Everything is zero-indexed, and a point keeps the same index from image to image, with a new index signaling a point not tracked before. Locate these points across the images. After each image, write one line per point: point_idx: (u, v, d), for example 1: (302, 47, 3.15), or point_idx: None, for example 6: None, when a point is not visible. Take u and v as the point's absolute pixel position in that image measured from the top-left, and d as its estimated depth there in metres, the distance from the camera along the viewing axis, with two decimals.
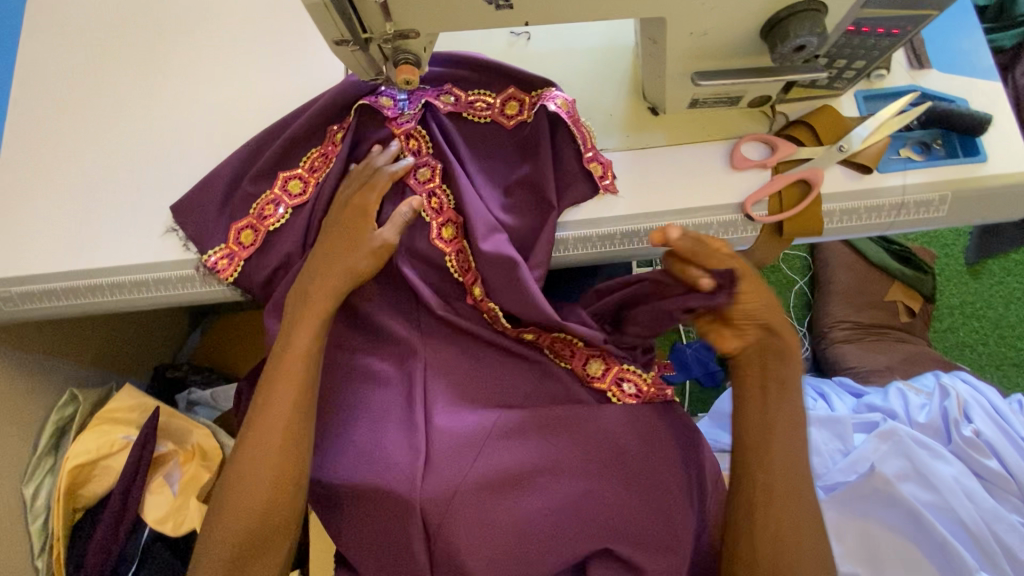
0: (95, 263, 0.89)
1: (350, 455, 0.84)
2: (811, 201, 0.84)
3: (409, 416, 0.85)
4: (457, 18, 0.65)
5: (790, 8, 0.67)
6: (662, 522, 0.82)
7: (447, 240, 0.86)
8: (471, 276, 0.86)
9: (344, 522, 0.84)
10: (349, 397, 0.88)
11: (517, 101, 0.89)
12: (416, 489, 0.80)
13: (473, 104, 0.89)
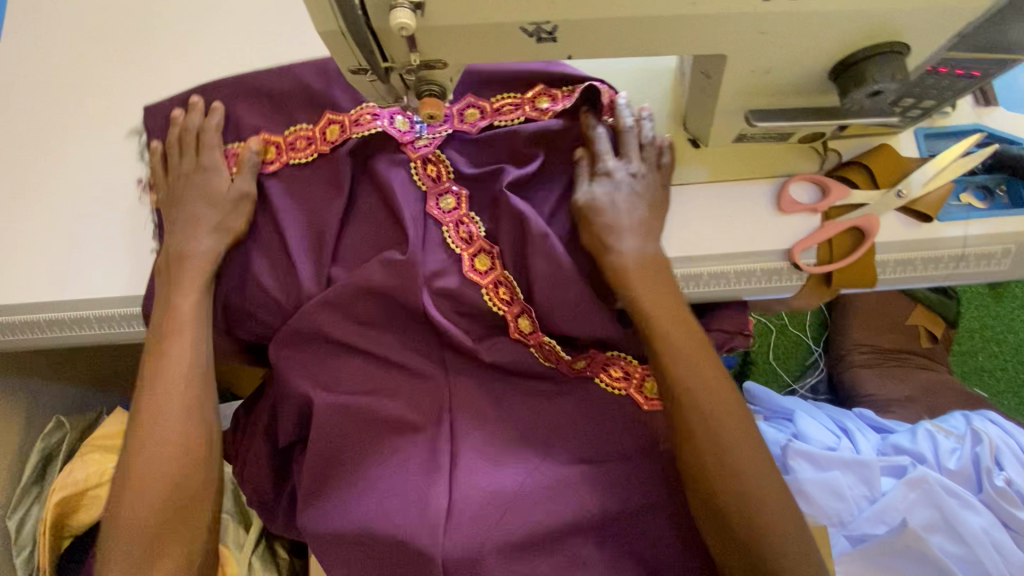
0: (83, 294, 0.82)
1: (357, 500, 0.77)
2: (864, 251, 0.77)
3: (429, 463, 0.78)
4: (491, 50, 0.57)
5: (868, 49, 0.59)
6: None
7: (482, 272, 0.78)
8: (517, 308, 0.79)
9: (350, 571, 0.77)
10: (346, 437, 0.79)
11: (548, 99, 0.79)
12: (437, 546, 0.73)
13: (500, 116, 0.80)
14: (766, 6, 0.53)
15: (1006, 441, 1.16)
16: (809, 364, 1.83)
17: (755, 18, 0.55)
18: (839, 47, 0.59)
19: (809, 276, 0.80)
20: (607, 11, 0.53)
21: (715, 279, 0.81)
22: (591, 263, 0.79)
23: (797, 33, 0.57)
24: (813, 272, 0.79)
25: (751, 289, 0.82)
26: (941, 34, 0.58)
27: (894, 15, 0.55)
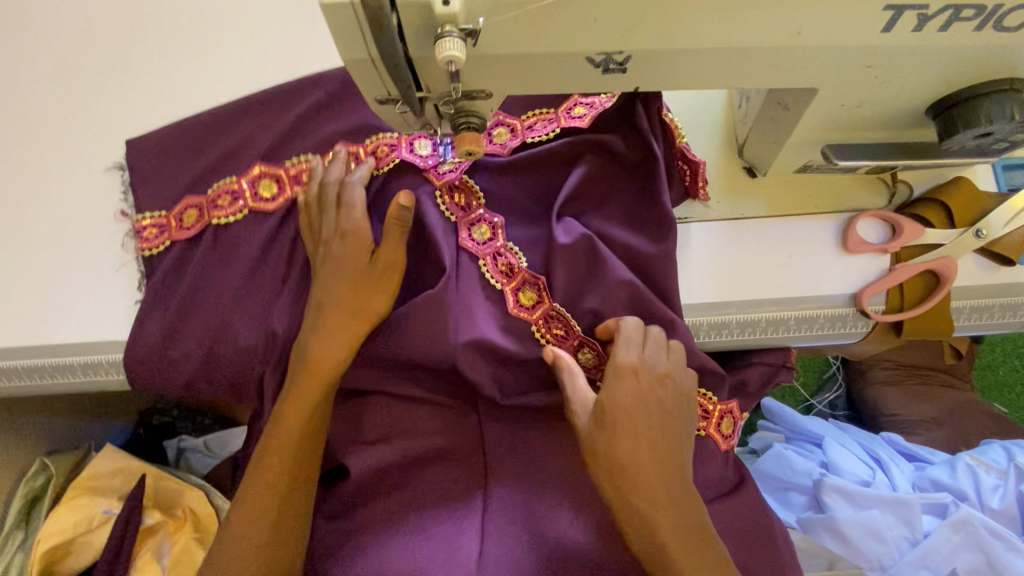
0: (66, 338, 0.73)
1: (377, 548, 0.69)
2: (941, 297, 0.70)
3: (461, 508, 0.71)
4: (547, 81, 0.48)
5: (979, 86, 0.51)
6: None
7: (528, 307, 0.70)
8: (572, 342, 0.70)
9: None
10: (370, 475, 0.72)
11: (584, 106, 0.71)
12: None
13: (531, 132, 0.71)
14: (880, 38, 0.44)
15: None
16: (827, 378, 1.77)
17: (864, 51, 0.46)
18: (949, 82, 0.51)
19: (878, 323, 0.72)
20: (694, 42, 0.44)
21: (774, 325, 0.73)
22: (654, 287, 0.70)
23: (907, 67, 0.49)
24: (882, 320, 0.71)
25: (812, 335, 0.74)
26: None
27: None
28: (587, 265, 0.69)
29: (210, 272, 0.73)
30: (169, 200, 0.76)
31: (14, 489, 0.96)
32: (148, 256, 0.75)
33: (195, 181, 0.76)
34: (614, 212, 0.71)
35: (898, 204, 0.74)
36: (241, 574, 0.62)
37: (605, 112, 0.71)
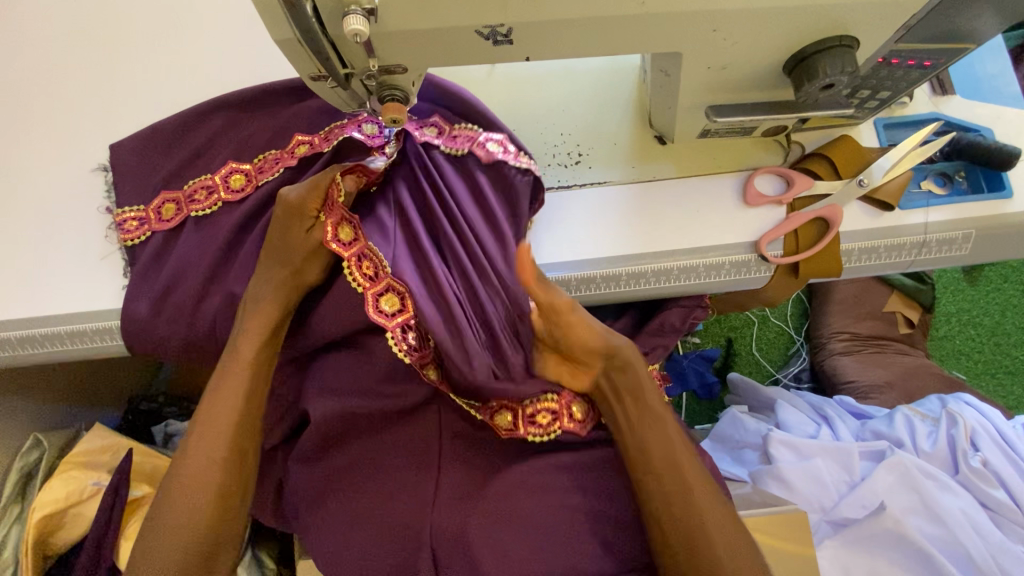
0: (53, 310, 0.81)
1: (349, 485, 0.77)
2: (830, 240, 0.79)
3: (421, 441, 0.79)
4: (449, 53, 0.58)
5: (818, 44, 0.61)
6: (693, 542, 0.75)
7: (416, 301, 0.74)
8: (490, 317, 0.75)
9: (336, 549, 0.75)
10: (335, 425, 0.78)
11: (499, 145, 0.80)
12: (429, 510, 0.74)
13: (454, 142, 0.80)
14: (716, 4, 0.54)
15: (981, 423, 1.18)
16: (792, 354, 1.84)
17: (707, 15, 0.55)
18: (791, 43, 0.61)
19: (778, 267, 0.81)
20: (562, 14, 0.54)
21: (686, 273, 0.82)
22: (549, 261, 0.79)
23: (750, 29, 0.58)
24: (780, 263, 0.80)
25: (722, 281, 0.83)
26: (888, 28, 0.60)
27: (842, 9, 0.57)
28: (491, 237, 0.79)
29: (182, 256, 0.81)
30: (144, 186, 0.84)
31: (10, 465, 1.03)
32: (130, 246, 0.82)
33: (170, 178, 0.84)
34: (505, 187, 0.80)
35: (792, 162, 0.83)
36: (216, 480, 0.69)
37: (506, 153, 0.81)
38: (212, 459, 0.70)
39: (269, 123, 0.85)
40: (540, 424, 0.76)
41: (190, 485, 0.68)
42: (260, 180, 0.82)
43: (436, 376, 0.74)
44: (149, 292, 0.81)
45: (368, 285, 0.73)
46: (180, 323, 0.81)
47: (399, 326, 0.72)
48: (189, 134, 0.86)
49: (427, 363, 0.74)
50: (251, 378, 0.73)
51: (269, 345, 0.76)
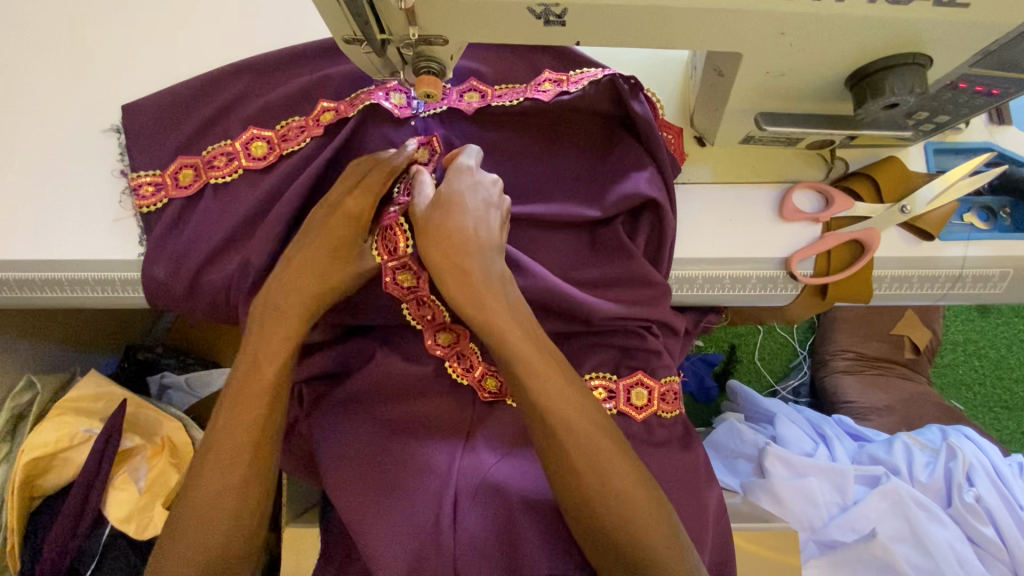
0: (52, 255, 0.77)
1: (370, 438, 0.79)
2: (863, 265, 0.76)
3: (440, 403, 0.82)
4: (493, 31, 0.54)
5: (885, 60, 0.57)
6: (691, 506, 0.77)
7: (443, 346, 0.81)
8: (564, 218, 0.77)
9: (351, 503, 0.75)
10: (363, 383, 0.83)
11: (552, 82, 0.77)
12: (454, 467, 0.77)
13: (499, 99, 0.78)
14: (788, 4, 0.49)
15: (981, 459, 1.17)
16: (793, 366, 1.84)
17: (776, 15, 0.51)
18: (858, 57, 0.57)
19: (805, 287, 0.79)
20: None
21: (709, 283, 0.79)
22: (593, 166, 0.78)
23: (819, 35, 0.54)
24: (809, 283, 0.78)
25: (748, 296, 0.80)
26: (966, 49, 0.56)
27: (922, 26, 0.52)
28: (541, 147, 0.79)
29: (201, 229, 0.78)
30: (158, 145, 0.80)
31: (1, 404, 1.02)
32: (146, 213, 0.78)
33: (188, 141, 0.80)
34: (533, 121, 0.79)
35: (834, 179, 0.80)
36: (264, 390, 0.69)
37: (560, 108, 0.78)
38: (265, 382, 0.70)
39: (294, 83, 0.81)
40: (632, 403, 0.79)
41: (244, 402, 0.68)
42: (284, 149, 0.79)
43: (495, 385, 0.81)
44: (166, 257, 0.77)
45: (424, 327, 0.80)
46: (193, 295, 0.78)
47: (453, 354, 0.81)
48: (211, 93, 0.82)
49: (483, 376, 0.81)
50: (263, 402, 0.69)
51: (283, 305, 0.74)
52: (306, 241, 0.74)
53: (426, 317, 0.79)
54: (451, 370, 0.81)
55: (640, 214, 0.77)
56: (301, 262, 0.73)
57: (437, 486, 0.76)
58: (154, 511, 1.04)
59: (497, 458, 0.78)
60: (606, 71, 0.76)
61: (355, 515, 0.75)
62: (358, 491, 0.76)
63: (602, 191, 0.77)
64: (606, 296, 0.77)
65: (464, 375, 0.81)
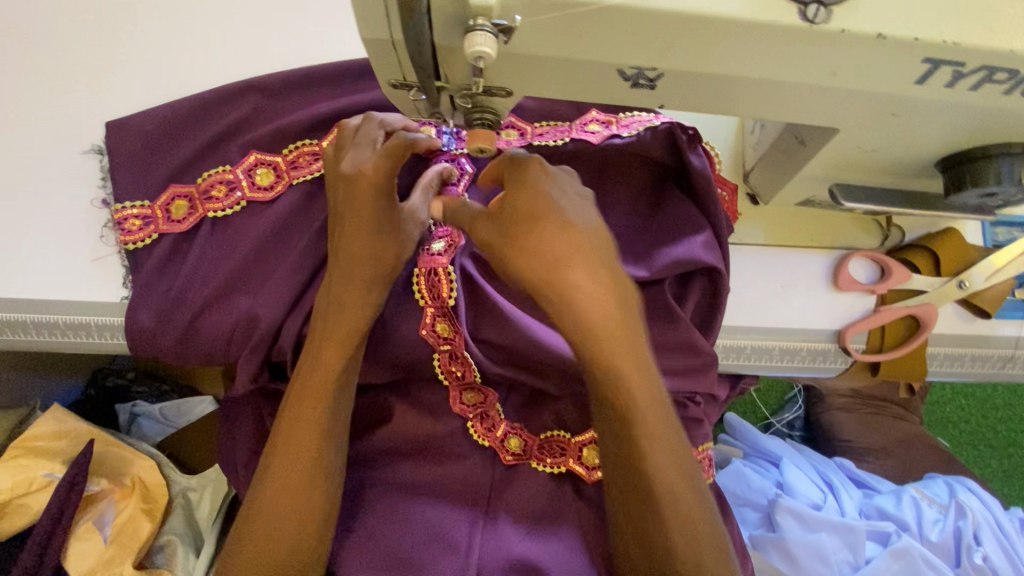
0: (15, 294, 0.66)
1: (382, 509, 0.70)
2: (919, 343, 0.72)
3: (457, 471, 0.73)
4: (570, 89, 0.47)
5: (987, 148, 0.52)
6: None
7: (468, 405, 0.73)
8: None
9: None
10: (371, 444, 0.75)
11: (599, 123, 0.70)
12: (476, 541, 0.68)
13: (540, 139, 0.70)
14: (914, 88, 0.44)
15: (988, 518, 1.16)
16: (788, 400, 1.79)
17: (894, 97, 0.45)
18: (961, 141, 0.52)
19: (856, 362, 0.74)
20: (727, 69, 0.43)
21: (758, 354, 0.74)
22: (642, 219, 0.71)
23: (931, 120, 0.48)
24: (862, 359, 0.73)
25: (795, 366, 0.75)
26: None
27: None
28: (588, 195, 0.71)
29: (196, 270, 0.68)
30: (148, 170, 0.70)
31: None
32: (132, 249, 0.68)
33: (182, 168, 0.70)
34: (580, 166, 0.71)
35: (888, 248, 0.76)
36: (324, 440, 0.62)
37: (609, 153, 0.70)
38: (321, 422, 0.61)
39: (310, 109, 0.71)
40: None
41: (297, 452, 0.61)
42: (293, 179, 0.70)
43: (518, 445, 0.74)
44: (155, 302, 0.67)
45: (453, 384, 0.72)
46: (184, 346, 0.68)
47: (478, 413, 0.73)
48: (212, 114, 0.72)
49: (506, 436, 0.73)
50: (333, 400, 0.62)
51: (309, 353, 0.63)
52: (342, 197, 0.62)
53: (457, 372, 0.71)
54: (472, 431, 0.73)
55: (691, 278, 0.69)
56: (344, 223, 0.62)
57: (457, 564, 0.67)
58: (124, 566, 0.93)
59: (523, 536, 0.70)
60: (661, 117, 0.70)
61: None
62: (370, 566, 0.67)
63: (653, 247, 0.69)
64: (652, 361, 0.69)
65: (485, 437, 0.73)
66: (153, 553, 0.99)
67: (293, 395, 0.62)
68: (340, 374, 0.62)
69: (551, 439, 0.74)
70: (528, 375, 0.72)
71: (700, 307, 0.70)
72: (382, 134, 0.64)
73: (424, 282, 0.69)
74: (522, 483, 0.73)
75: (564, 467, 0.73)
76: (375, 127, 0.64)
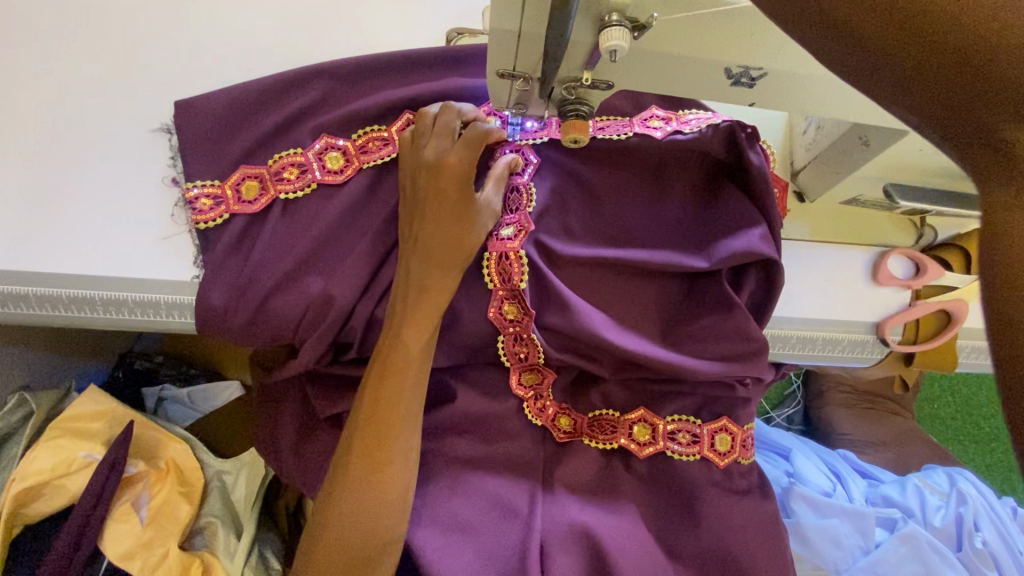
0: (84, 270, 0.66)
1: (446, 485, 0.75)
2: (952, 335, 0.77)
3: (517, 451, 0.76)
4: (671, 85, 0.50)
5: None
6: (778, 562, 0.74)
7: (526, 385, 0.76)
8: (669, 264, 0.71)
9: (434, 544, 0.70)
10: (433, 423, 0.77)
11: (660, 120, 0.74)
12: (537, 513, 0.73)
13: (603, 132, 0.73)
14: None
15: (986, 504, 1.23)
16: (787, 395, 1.84)
17: None
18: None
19: (891, 352, 0.79)
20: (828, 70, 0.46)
21: (801, 343, 0.79)
22: (699, 211, 0.74)
23: None
24: (898, 349, 0.78)
25: (833, 356, 0.80)
26: None
27: None
28: (646, 187, 0.74)
29: (268, 251, 0.68)
30: (217, 150, 0.70)
31: None
32: (203, 229, 0.68)
33: (252, 149, 0.70)
34: (641, 159, 0.74)
35: (922, 246, 0.81)
36: (407, 415, 0.63)
37: (670, 148, 0.73)
38: (402, 400, 0.63)
39: (380, 95, 0.72)
40: (716, 449, 0.76)
41: (377, 422, 0.62)
42: (363, 162, 0.71)
43: (569, 424, 0.77)
44: (227, 282, 0.67)
45: (514, 365, 0.74)
46: (255, 325, 0.68)
47: (534, 394, 0.76)
48: (281, 97, 0.72)
49: (557, 416, 0.77)
50: (413, 380, 0.63)
51: (388, 332, 0.64)
52: (422, 184, 0.64)
53: (519, 354, 0.73)
54: (527, 410, 0.76)
55: (745, 270, 0.73)
56: (423, 209, 0.64)
57: (522, 532, 0.72)
58: (164, 547, 0.93)
59: (581, 506, 0.74)
60: (720, 117, 0.73)
61: (433, 557, 0.69)
62: (441, 534, 0.71)
63: (711, 238, 0.72)
64: (706, 348, 0.73)
65: (539, 416, 0.76)
66: (192, 536, 0.99)
67: (376, 371, 0.64)
68: (418, 358, 0.64)
69: (602, 417, 0.77)
70: (586, 361, 0.75)
71: (753, 296, 0.74)
72: (459, 125, 0.66)
73: (491, 267, 0.70)
74: (575, 458, 0.77)
75: (618, 442, 0.76)
76: (453, 117, 0.65)
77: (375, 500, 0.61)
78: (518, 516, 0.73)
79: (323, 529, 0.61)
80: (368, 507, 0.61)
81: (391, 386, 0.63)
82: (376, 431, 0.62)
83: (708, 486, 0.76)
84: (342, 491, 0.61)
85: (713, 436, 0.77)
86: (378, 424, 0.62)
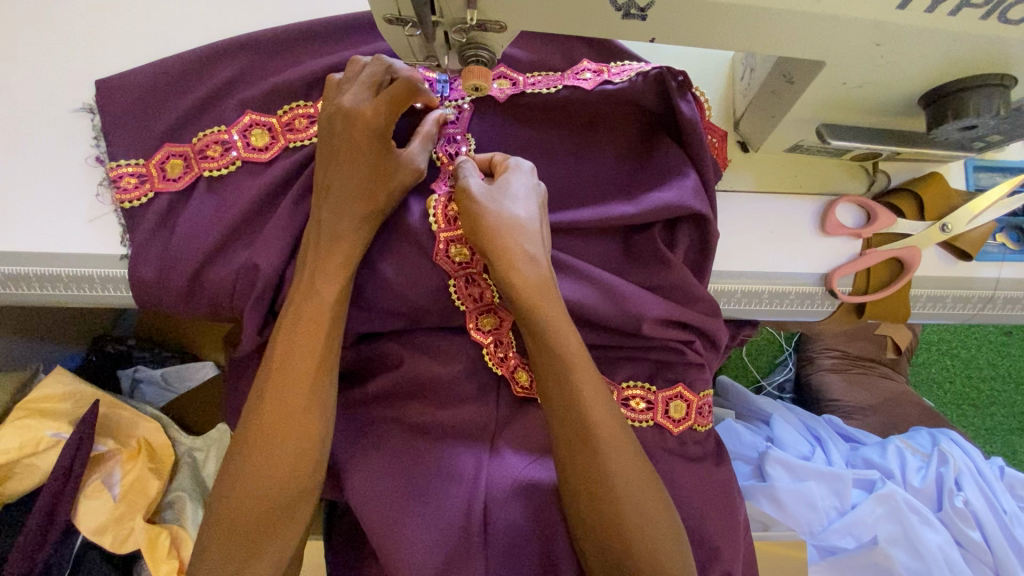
0: (15, 248, 0.67)
1: (389, 446, 0.71)
2: (904, 283, 0.75)
3: (463, 413, 0.73)
4: (562, 18, 0.49)
5: (961, 81, 0.53)
6: (728, 520, 0.72)
7: (486, 330, 0.72)
8: (601, 219, 0.69)
9: (375, 503, 0.68)
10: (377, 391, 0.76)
11: (591, 71, 0.71)
12: (482, 472, 0.70)
13: (534, 87, 0.70)
14: (896, 13, 0.46)
15: (970, 465, 1.20)
16: (779, 362, 1.72)
17: (877, 24, 0.47)
18: (936, 76, 0.54)
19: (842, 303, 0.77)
20: None
21: (748, 297, 0.77)
22: (634, 166, 0.72)
23: (913, 52, 0.50)
24: (847, 300, 0.76)
25: (783, 310, 0.78)
26: None
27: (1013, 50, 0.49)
28: (579, 145, 0.72)
29: (193, 226, 0.68)
30: (140, 127, 0.70)
31: None
32: (129, 208, 0.68)
33: (175, 125, 0.70)
34: (572, 116, 0.72)
35: (876, 193, 0.77)
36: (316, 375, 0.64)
37: (600, 99, 0.71)
38: (317, 361, 0.64)
39: (303, 64, 0.71)
40: (671, 416, 0.73)
41: (287, 386, 0.63)
42: (288, 140, 0.70)
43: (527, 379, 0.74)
44: (157, 257, 0.68)
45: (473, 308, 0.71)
46: (183, 296, 0.69)
47: (492, 339, 0.73)
48: (205, 73, 0.71)
49: (516, 369, 0.73)
50: (327, 331, 0.64)
51: (312, 296, 0.64)
52: (340, 136, 0.64)
53: (473, 295, 0.71)
54: (487, 358, 0.73)
55: (678, 225, 0.71)
56: (343, 162, 0.64)
57: (466, 492, 0.69)
58: (134, 522, 0.95)
59: (527, 463, 0.71)
60: (652, 65, 0.70)
61: (377, 524, 0.67)
62: (380, 495, 0.68)
63: (644, 191, 0.70)
64: None
65: (498, 365, 0.73)
66: (162, 510, 1.02)
67: (285, 326, 0.65)
68: (331, 319, 0.64)
69: None
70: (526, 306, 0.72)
71: (688, 251, 0.72)
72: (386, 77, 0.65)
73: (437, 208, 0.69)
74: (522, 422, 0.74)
75: None
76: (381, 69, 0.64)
77: (295, 456, 0.62)
78: (462, 476, 0.70)
79: (249, 489, 0.61)
80: (292, 463, 0.62)
81: (314, 349, 0.64)
82: (289, 391, 0.63)
83: (661, 450, 0.72)
84: (253, 448, 0.62)
85: (667, 404, 0.73)
86: (290, 383, 0.63)
